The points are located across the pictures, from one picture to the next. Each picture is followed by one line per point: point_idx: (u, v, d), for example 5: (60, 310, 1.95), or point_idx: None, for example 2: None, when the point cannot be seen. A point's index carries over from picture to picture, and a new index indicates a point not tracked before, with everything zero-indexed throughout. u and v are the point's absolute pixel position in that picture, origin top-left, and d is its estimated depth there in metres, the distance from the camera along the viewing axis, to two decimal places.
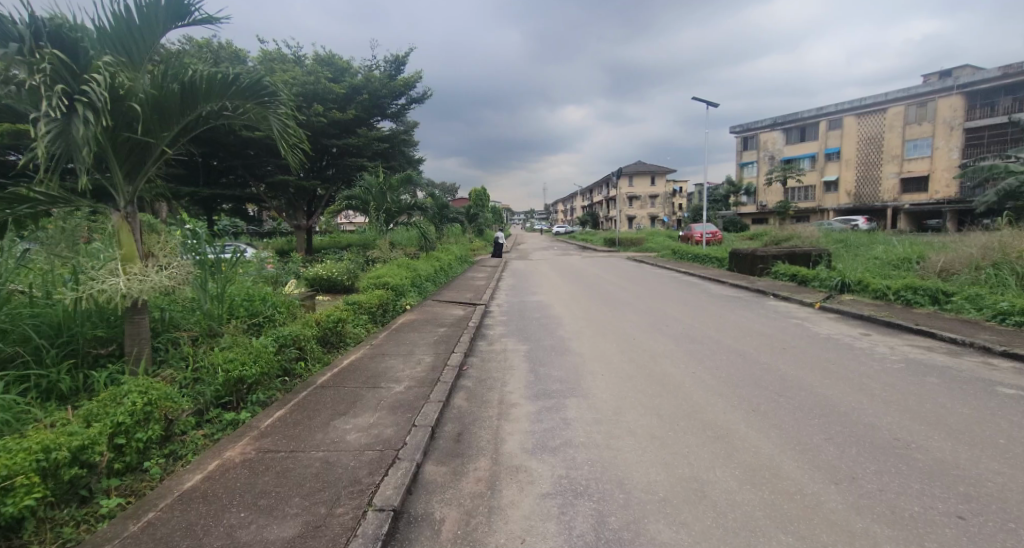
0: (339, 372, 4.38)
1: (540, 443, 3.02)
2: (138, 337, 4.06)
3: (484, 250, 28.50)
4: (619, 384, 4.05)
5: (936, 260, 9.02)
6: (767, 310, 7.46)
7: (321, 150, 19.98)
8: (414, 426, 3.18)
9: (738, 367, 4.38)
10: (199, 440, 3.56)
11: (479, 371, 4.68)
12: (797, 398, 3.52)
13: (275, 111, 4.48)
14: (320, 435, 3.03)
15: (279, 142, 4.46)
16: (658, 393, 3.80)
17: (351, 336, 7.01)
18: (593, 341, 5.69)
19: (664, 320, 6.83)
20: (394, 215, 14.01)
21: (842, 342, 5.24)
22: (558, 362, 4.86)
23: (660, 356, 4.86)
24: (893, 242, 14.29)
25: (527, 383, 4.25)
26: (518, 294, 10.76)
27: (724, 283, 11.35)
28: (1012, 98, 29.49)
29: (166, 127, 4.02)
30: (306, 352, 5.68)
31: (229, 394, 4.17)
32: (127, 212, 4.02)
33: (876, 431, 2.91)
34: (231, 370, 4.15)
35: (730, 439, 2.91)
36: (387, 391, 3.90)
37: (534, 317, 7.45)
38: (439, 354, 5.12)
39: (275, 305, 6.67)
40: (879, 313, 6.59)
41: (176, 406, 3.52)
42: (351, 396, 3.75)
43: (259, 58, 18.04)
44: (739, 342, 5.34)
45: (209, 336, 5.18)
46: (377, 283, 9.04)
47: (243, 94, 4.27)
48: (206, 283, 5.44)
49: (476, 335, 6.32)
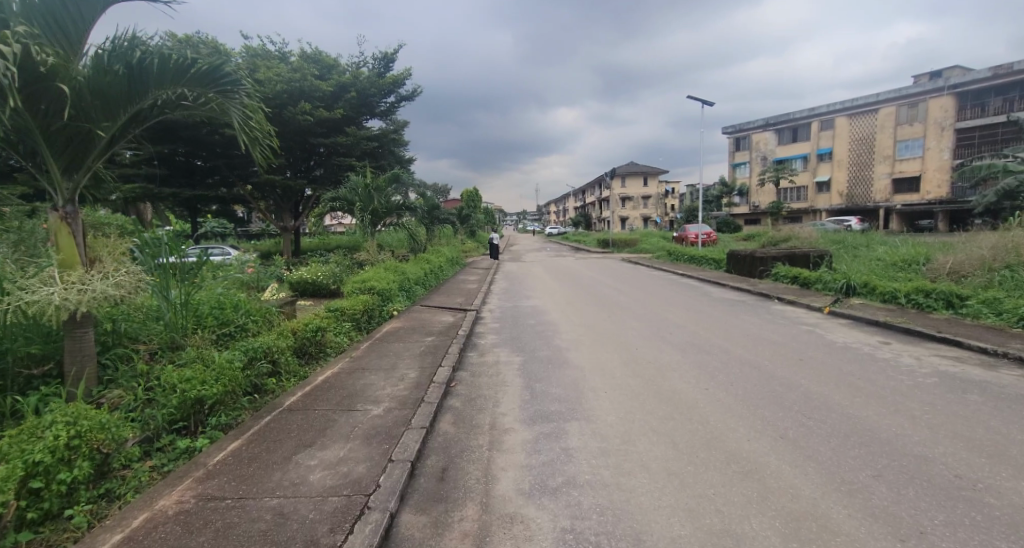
0: (310, 392, 3.90)
1: (538, 483, 2.57)
2: (79, 353, 3.55)
3: (477, 251, 28.00)
4: (625, 405, 3.63)
5: (944, 262, 8.74)
6: (774, 314, 7.09)
7: (307, 149, 19.40)
8: (390, 461, 2.72)
9: (755, 383, 3.97)
10: (144, 475, 3.07)
11: (469, 389, 4.22)
12: (830, 424, 3.10)
13: (235, 100, 3.97)
14: (277, 475, 2.56)
15: (240, 136, 3.95)
16: (670, 416, 3.38)
17: (332, 346, 6.55)
18: (594, 352, 5.27)
19: (667, 327, 6.41)
20: (383, 216, 13.34)
21: (863, 352, 4.85)
22: (556, 377, 4.41)
23: (667, 370, 4.45)
24: (892, 243, 14.04)
25: (523, 402, 3.80)
26: (512, 298, 10.32)
27: (725, 286, 10.95)
28: (1002, 98, 29.58)
29: (110, 115, 3.53)
30: (280, 366, 5.22)
31: (185, 418, 3.68)
32: (67, 213, 3.52)
33: (931, 465, 2.51)
34: (188, 390, 3.66)
35: (761, 477, 2.50)
36: (363, 415, 3.43)
37: (528, 325, 6.99)
38: (426, 369, 4.63)
39: (249, 313, 6.19)
40: (894, 318, 6.24)
41: (117, 437, 3.01)
42: (322, 422, 3.29)
43: (242, 54, 17.40)
44: (751, 353, 4.93)
45: (170, 349, 4.68)
46: (363, 287, 8.55)
47: (199, 81, 3.76)
48: (167, 291, 4.93)
49: (466, 346, 5.83)
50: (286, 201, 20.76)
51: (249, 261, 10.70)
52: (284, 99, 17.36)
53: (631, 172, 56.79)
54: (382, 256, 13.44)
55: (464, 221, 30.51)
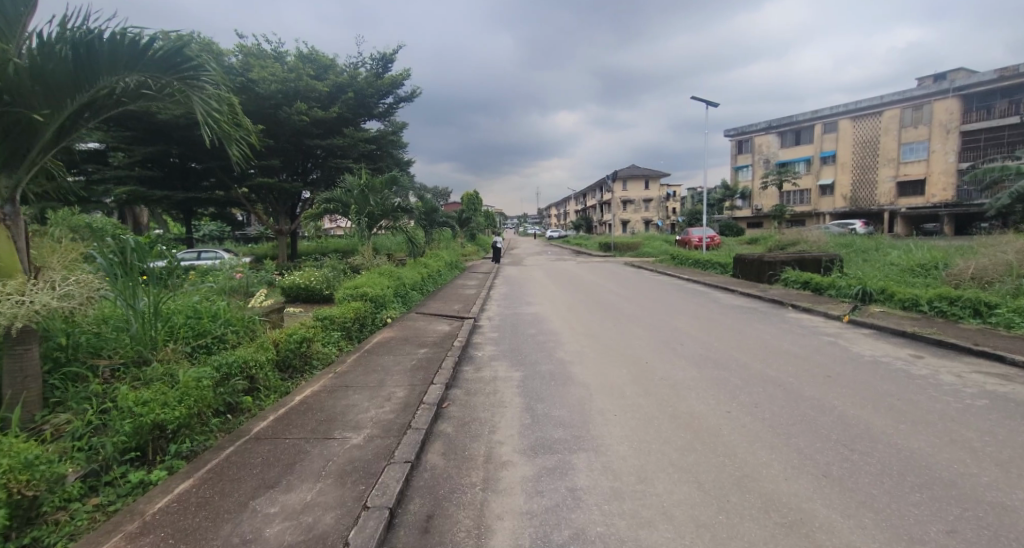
0: (284, 415, 3.49)
1: (540, 538, 2.13)
2: (19, 375, 3.16)
3: (476, 255, 27.63)
4: (640, 432, 3.20)
5: (966, 267, 8.30)
6: (790, 324, 6.66)
7: (303, 150, 19.05)
8: (364, 508, 2.29)
9: (782, 407, 3.54)
10: (83, 518, 2.64)
11: (463, 411, 3.78)
12: (879, 458, 2.66)
13: (199, 88, 3.54)
14: (226, 528, 2.13)
15: (204, 128, 3.51)
16: (690, 446, 2.96)
17: (319, 357, 6.15)
18: (600, 366, 4.85)
19: (677, 338, 5.97)
20: (379, 219, 12.84)
21: (897, 367, 4.41)
22: (560, 397, 3.98)
23: (680, 389, 4.04)
24: (905, 247, 13.59)
25: (523, 429, 3.37)
26: (512, 304, 9.90)
27: (734, 291, 10.51)
28: (1008, 101, 29.18)
29: (54, 103, 3.14)
30: (257, 382, 4.80)
31: (141, 446, 3.26)
32: (11, 220, 3.18)
33: (1018, 519, 2.07)
34: (143, 415, 3.25)
35: (808, 531, 2.08)
36: (340, 445, 3.01)
37: (529, 335, 6.55)
38: (415, 387, 4.20)
39: (229, 323, 5.79)
40: (922, 328, 5.81)
41: (48, 474, 2.60)
42: (294, 454, 2.88)
43: (236, 53, 16.98)
44: (771, 369, 4.52)
45: (136, 365, 4.29)
46: (354, 293, 8.10)
47: (155, 64, 3.34)
48: (134, 300, 4.53)
49: (462, 359, 5.39)
50: (282, 204, 20.36)
51: (237, 265, 10.27)
52: (279, 99, 16.95)
53: (632, 175, 56.42)
54: (378, 260, 13.03)
55: (464, 224, 30.16)
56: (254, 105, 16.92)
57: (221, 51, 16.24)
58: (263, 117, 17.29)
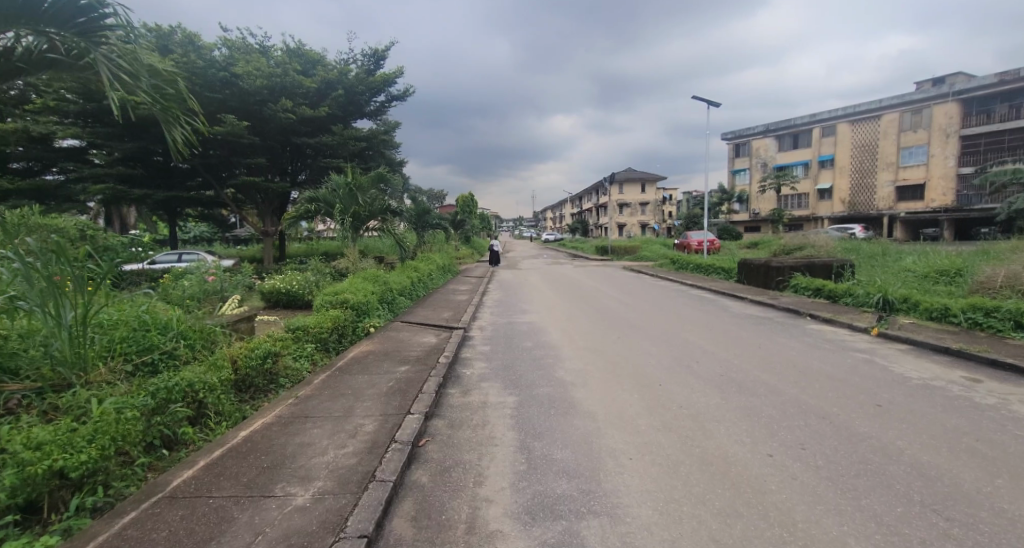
0: (221, 459, 2.79)
1: None
2: None
3: (471, 258, 27.00)
4: (666, 486, 2.55)
5: (995, 274, 7.70)
6: (814, 337, 6.02)
7: (291, 147, 18.39)
8: None
9: (839, 450, 2.87)
10: None
11: (444, 453, 3.08)
12: (991, 536, 2.01)
13: (106, 49, 3.23)
14: None
15: (107, 92, 3.09)
16: (733, 507, 2.32)
17: (288, 373, 5.48)
18: (607, 390, 4.18)
19: (690, 354, 5.32)
20: (365, 219, 12.11)
21: (955, 394, 3.76)
22: (562, 432, 3.33)
23: (707, 421, 3.41)
24: (916, 253, 13.04)
25: (517, 480, 2.69)
26: (506, 311, 9.23)
27: (742, 299, 9.91)
28: (1009, 105, 28.83)
29: None
30: (206, 407, 4.10)
31: (28, 503, 2.57)
32: None
33: None
34: (31, 461, 2.55)
35: None
36: (278, 508, 2.31)
37: (524, 349, 5.85)
38: (388, 418, 3.50)
39: (184, 336, 5.08)
40: (965, 343, 5.18)
41: None
42: (213, 524, 2.17)
43: (220, 45, 16.19)
44: (808, 395, 3.86)
45: (53, 392, 3.62)
46: (334, 300, 7.39)
47: (50, 19, 3.04)
48: (64, 311, 3.87)
49: (447, 378, 4.70)
50: (269, 205, 19.59)
51: (210, 268, 9.48)
52: (264, 95, 16.15)
53: (630, 178, 55.93)
54: (365, 264, 12.35)
55: (459, 225, 29.47)
56: (238, 100, 16.13)
57: (203, 42, 15.45)
58: (247, 114, 16.59)
